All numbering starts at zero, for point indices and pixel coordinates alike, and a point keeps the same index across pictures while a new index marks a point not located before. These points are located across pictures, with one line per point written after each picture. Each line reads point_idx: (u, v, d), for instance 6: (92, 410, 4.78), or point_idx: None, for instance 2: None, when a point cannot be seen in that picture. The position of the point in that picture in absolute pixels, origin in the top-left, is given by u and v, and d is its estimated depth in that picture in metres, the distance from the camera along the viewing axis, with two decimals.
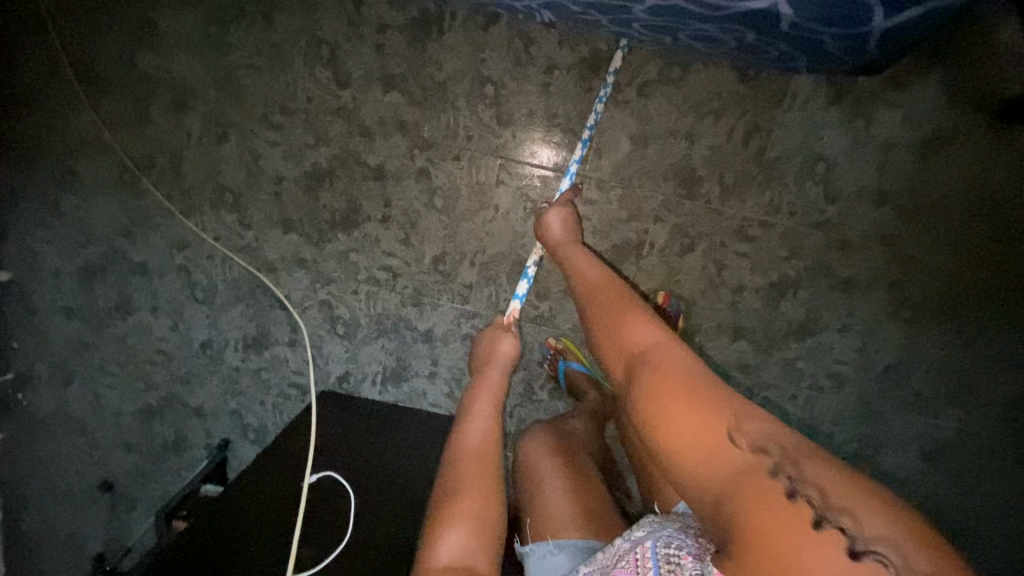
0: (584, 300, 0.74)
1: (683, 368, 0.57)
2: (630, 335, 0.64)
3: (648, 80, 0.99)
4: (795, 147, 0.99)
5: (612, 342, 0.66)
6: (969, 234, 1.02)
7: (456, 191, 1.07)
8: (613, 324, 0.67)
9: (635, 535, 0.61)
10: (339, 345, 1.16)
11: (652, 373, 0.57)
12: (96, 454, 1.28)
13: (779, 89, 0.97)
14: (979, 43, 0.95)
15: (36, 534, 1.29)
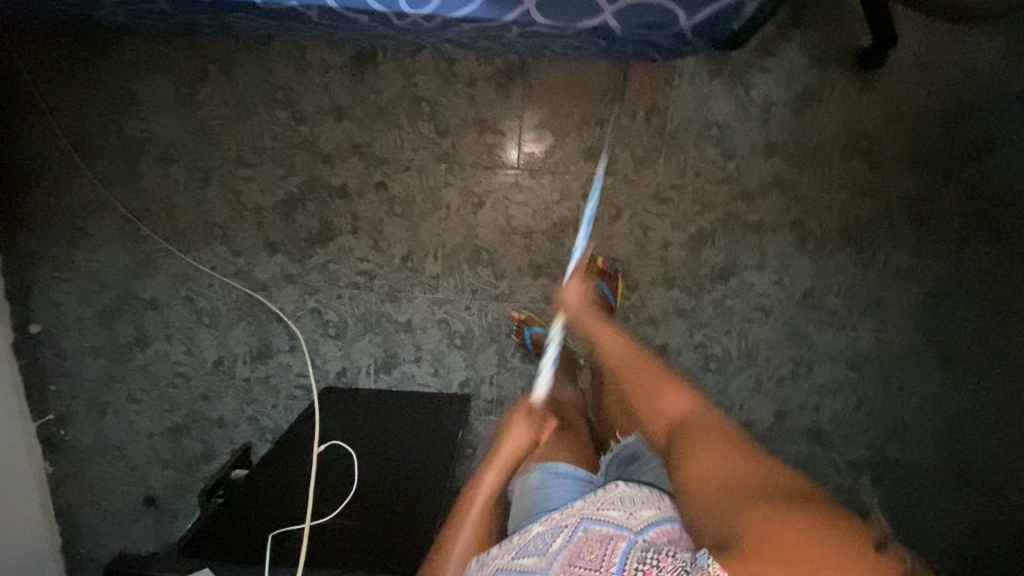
0: (628, 367, 0.88)
1: (712, 433, 0.70)
2: (666, 404, 0.79)
3: (557, 80, 1.17)
4: (690, 118, 1.17)
5: (650, 408, 0.80)
6: (851, 169, 1.18)
7: (412, 197, 1.24)
8: (648, 395, 0.81)
9: (620, 518, 0.67)
10: (333, 345, 1.33)
11: (688, 439, 0.71)
12: (133, 474, 1.44)
13: (667, 71, 1.15)
14: (829, 8, 1.12)
15: (94, 550, 1.46)
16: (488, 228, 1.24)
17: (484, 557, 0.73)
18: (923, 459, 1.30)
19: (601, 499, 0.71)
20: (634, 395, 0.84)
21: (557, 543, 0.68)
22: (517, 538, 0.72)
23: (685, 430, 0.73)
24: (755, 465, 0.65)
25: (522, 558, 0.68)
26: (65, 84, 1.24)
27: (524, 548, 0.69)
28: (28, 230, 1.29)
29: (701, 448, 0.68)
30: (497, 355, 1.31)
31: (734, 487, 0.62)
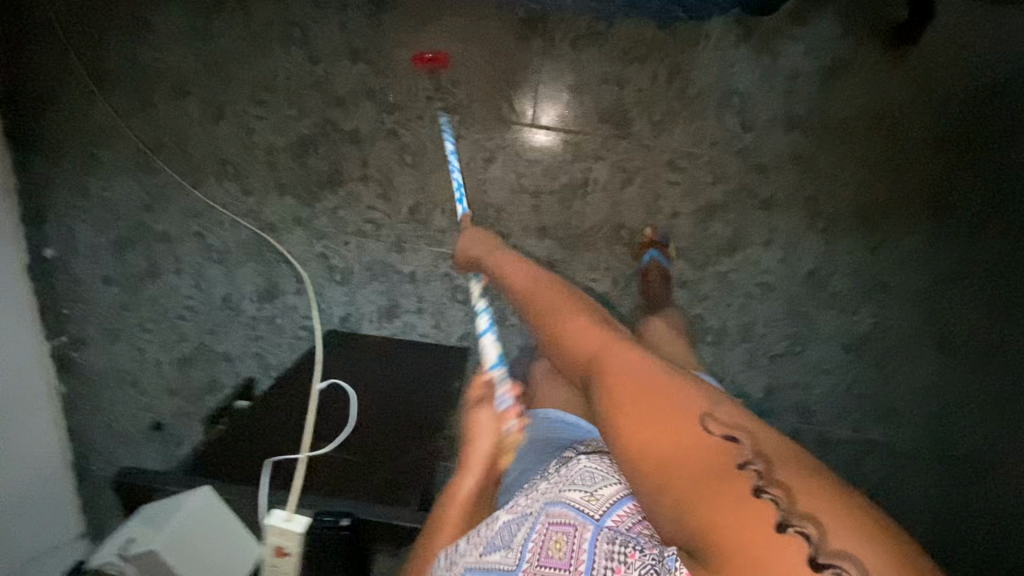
0: (539, 306, 0.87)
1: (654, 374, 0.66)
2: (591, 334, 0.77)
3: (579, 35, 1.14)
4: (712, 84, 1.14)
5: (579, 342, 0.77)
6: (871, 149, 1.16)
7: (424, 147, 1.24)
8: (577, 326, 0.80)
9: (584, 498, 0.61)
10: (338, 291, 1.35)
11: (624, 384, 0.66)
12: (140, 402, 1.49)
13: (694, 33, 1.12)
14: None
15: (99, 471, 1.51)
16: (498, 184, 1.24)
17: (453, 555, 0.68)
18: (911, 448, 1.30)
19: (564, 480, 0.65)
20: (570, 344, 0.78)
21: (521, 532, 0.62)
22: (484, 529, 0.67)
23: (616, 383, 0.67)
24: (704, 433, 0.57)
25: (489, 559, 0.62)
26: (79, 9, 1.23)
27: (491, 544, 0.63)
28: (42, 154, 1.30)
29: (642, 402, 0.63)
30: None
31: (684, 459, 0.56)
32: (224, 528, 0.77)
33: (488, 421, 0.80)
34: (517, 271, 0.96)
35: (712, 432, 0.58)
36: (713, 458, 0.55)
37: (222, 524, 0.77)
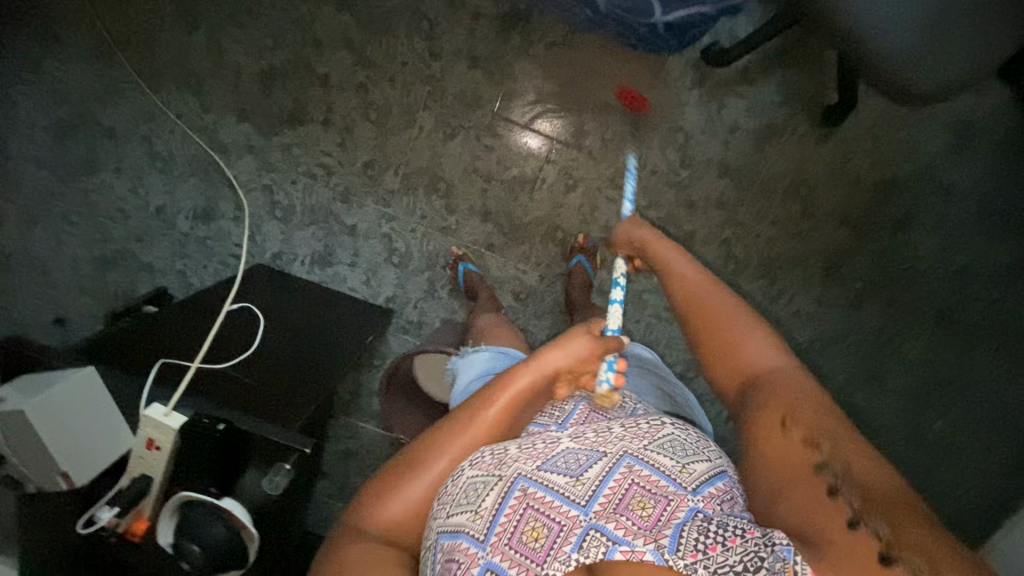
0: (696, 302, 0.79)
1: (814, 396, 0.65)
2: (753, 350, 0.72)
3: (554, 42, 1.24)
4: (662, 118, 1.25)
5: (722, 348, 0.74)
6: (784, 209, 1.28)
7: (389, 108, 1.28)
8: (718, 335, 0.75)
9: (672, 468, 0.62)
10: (276, 227, 1.37)
11: (776, 397, 0.65)
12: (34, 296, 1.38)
13: (655, 67, 1.23)
14: (807, 58, 1.23)
15: None
16: (452, 161, 1.30)
17: (502, 454, 0.67)
18: None
19: (649, 438, 0.65)
20: (706, 342, 0.76)
21: (595, 469, 0.63)
22: (542, 447, 0.67)
23: (786, 390, 0.66)
24: (868, 466, 0.57)
25: (546, 475, 0.63)
26: None
27: (552, 463, 0.64)
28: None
29: (795, 417, 0.62)
30: (428, 282, 1.37)
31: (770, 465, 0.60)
32: (88, 407, 0.75)
33: (577, 340, 0.76)
34: (673, 253, 0.85)
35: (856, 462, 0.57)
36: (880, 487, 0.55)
37: (88, 402, 0.75)
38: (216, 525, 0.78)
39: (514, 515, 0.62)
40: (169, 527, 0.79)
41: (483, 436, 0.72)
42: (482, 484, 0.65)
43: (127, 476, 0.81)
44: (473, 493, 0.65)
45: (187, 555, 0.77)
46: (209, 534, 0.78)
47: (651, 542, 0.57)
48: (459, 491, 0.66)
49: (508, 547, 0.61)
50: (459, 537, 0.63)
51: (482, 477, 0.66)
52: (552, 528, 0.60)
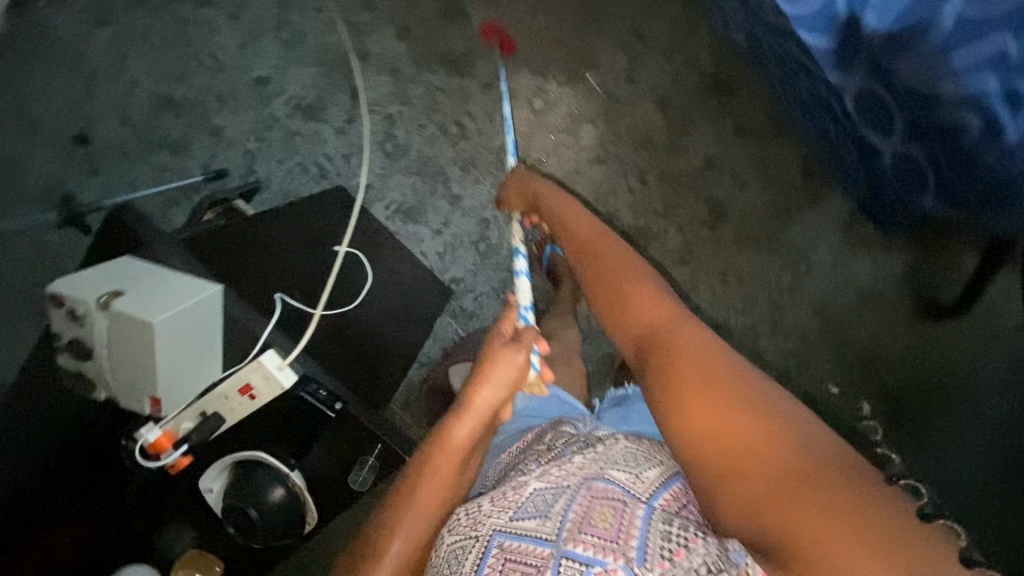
0: (603, 272, 0.72)
1: (699, 340, 0.57)
2: (639, 305, 0.65)
3: (746, 124, 1.18)
4: (800, 241, 1.21)
5: (618, 311, 0.67)
6: (841, 368, 1.21)
7: (557, 105, 1.19)
8: (618, 297, 0.68)
9: (637, 486, 0.54)
10: (379, 158, 1.25)
11: (672, 364, 0.56)
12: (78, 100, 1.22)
13: (820, 193, 1.19)
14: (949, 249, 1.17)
15: None
16: (586, 183, 1.21)
17: (475, 514, 0.58)
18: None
19: (606, 455, 0.58)
20: (600, 296, 0.70)
21: (559, 503, 0.55)
22: (507, 490, 0.58)
23: (665, 358, 0.57)
24: (764, 456, 0.47)
25: (521, 523, 0.54)
26: None
27: (524, 510, 0.55)
28: None
29: (683, 392, 0.53)
30: (501, 280, 1.29)
31: (765, 447, 0.48)
32: (195, 342, 0.67)
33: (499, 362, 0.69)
34: (563, 203, 0.86)
35: (795, 455, 0.47)
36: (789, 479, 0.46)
37: (197, 333, 0.67)
38: (278, 486, 0.72)
39: (495, 573, 0.53)
40: (221, 479, 0.74)
41: (433, 494, 0.65)
42: (462, 547, 0.57)
43: (193, 417, 0.70)
44: (456, 556, 0.57)
45: (245, 517, 0.71)
46: (272, 498, 0.72)
47: (622, 558, 0.49)
48: (444, 563, 0.58)
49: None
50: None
51: (461, 541, 0.57)
52: (528, 574, 0.51)
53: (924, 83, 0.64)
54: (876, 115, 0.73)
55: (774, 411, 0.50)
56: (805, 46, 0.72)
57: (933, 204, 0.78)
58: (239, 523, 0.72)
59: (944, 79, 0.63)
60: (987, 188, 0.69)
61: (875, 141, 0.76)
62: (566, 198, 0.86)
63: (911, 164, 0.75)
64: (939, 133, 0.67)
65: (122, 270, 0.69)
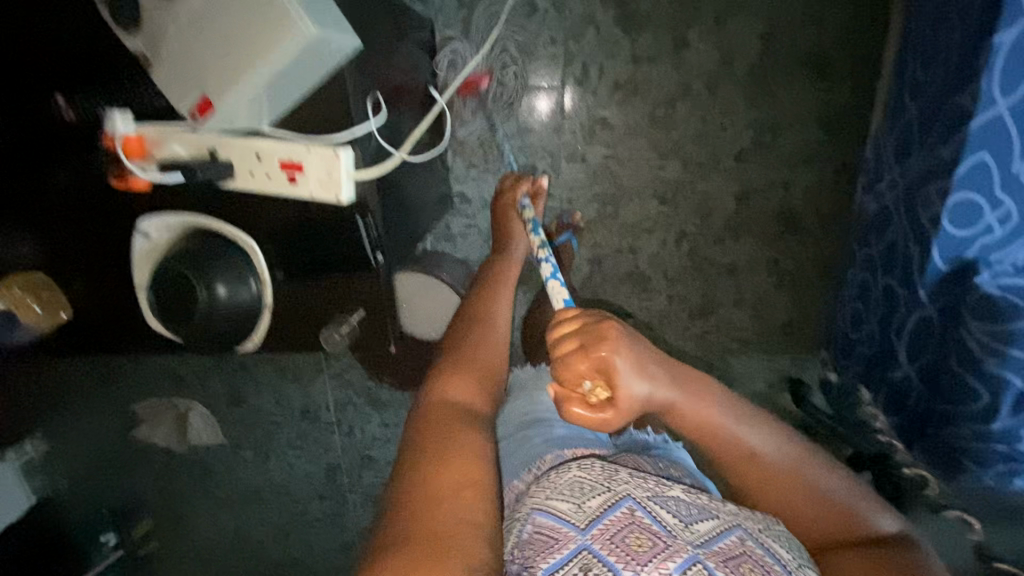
0: (583, 348, 0.59)
1: (756, 457, 0.64)
2: (702, 414, 0.64)
3: (781, 265, 1.24)
4: (737, 374, 1.33)
5: (717, 441, 0.64)
6: None
7: (672, 128, 1.15)
8: (701, 414, 0.64)
9: (789, 563, 0.58)
10: (489, 34, 1.11)
11: (741, 471, 0.65)
12: None
13: (779, 355, 1.31)
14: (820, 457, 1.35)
15: None
16: (634, 210, 1.22)
17: (611, 470, 0.64)
18: None
19: (765, 524, 0.62)
20: (574, 347, 0.60)
21: (703, 524, 0.59)
22: (654, 482, 0.63)
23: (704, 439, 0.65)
24: (819, 519, 0.62)
25: (658, 508, 0.59)
26: None
27: (664, 501, 0.60)
28: None
29: (753, 486, 0.64)
30: None
31: (807, 500, 0.63)
32: (286, 80, 0.67)
33: (517, 239, 1.02)
34: (622, 354, 0.59)
35: (824, 504, 0.63)
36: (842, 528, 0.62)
37: (298, 78, 0.67)
38: (252, 281, 0.75)
39: (616, 524, 0.57)
40: (182, 234, 0.75)
41: (496, 321, 0.86)
42: (589, 484, 0.61)
43: (194, 151, 0.71)
44: (578, 490, 0.61)
45: (205, 285, 0.70)
46: (220, 293, 0.71)
47: None
48: (562, 483, 0.63)
49: (610, 550, 0.56)
50: (555, 517, 0.59)
51: (591, 480, 0.62)
52: (655, 550, 0.56)
53: (978, 346, 0.75)
54: (920, 345, 0.82)
55: (793, 459, 0.65)
56: (925, 260, 0.79)
57: (891, 427, 0.90)
58: (171, 293, 0.69)
59: (993, 356, 0.74)
60: (940, 442, 0.82)
61: (900, 354, 0.86)
62: (591, 348, 0.59)
63: (904, 388, 0.86)
64: (949, 388, 0.79)
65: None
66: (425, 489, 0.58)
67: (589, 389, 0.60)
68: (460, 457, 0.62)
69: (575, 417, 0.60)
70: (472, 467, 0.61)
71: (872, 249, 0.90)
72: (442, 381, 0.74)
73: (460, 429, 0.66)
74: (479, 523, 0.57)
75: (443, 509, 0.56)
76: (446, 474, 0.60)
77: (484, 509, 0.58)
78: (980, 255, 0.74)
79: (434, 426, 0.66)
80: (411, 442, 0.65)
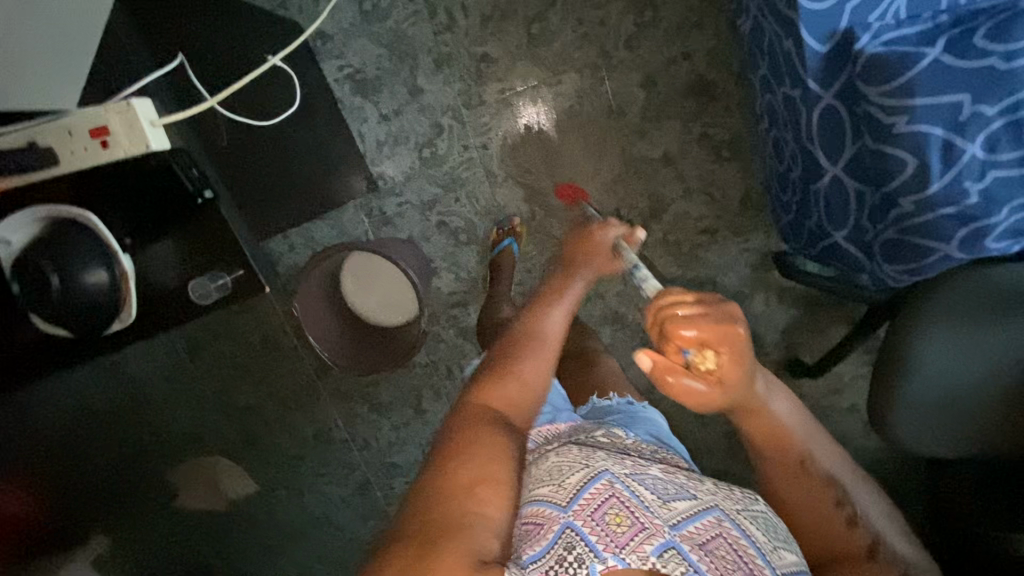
0: (714, 345, 0.56)
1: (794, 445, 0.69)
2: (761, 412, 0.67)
3: (713, 138, 1.20)
4: (712, 264, 1.27)
5: (759, 430, 0.68)
6: None
7: (551, 40, 1.17)
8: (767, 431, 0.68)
9: (762, 544, 0.60)
10: (352, 14, 1.15)
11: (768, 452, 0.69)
12: None
13: (746, 230, 1.26)
14: (823, 315, 1.29)
15: None
16: (550, 133, 1.21)
17: (590, 451, 0.64)
18: None
19: (741, 504, 0.63)
20: (672, 313, 0.57)
21: (680, 501, 0.60)
22: (633, 463, 0.64)
23: (768, 445, 0.69)
24: (834, 528, 0.67)
25: (638, 484, 0.59)
26: None
27: (642, 479, 0.61)
28: None
29: (777, 478, 0.69)
30: (433, 197, 1.23)
31: (821, 512, 0.68)
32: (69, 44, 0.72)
33: (595, 261, 0.85)
34: (739, 359, 0.57)
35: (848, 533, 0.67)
36: (844, 539, 0.67)
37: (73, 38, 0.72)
38: (100, 271, 0.65)
39: (596, 498, 0.57)
40: (27, 232, 0.65)
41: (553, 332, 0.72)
42: (570, 465, 0.61)
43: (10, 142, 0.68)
44: (559, 472, 0.61)
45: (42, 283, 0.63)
46: (85, 280, 0.65)
47: None
48: (545, 471, 0.62)
49: (592, 527, 0.55)
50: (543, 504, 0.58)
51: (570, 462, 0.62)
52: (635, 524, 0.55)
53: (883, 113, 0.69)
54: (834, 138, 0.76)
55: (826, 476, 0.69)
56: (801, 47, 0.72)
57: (843, 240, 0.82)
58: (26, 279, 0.63)
59: (903, 113, 0.68)
60: (894, 234, 0.74)
61: (823, 159, 0.78)
62: (728, 322, 0.56)
63: (840, 194, 0.79)
64: (878, 170, 0.72)
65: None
66: (449, 454, 0.56)
67: (692, 358, 0.58)
68: (489, 442, 0.57)
69: (676, 386, 0.57)
70: (503, 450, 0.57)
71: (761, 67, 0.85)
72: (483, 381, 0.65)
73: (489, 430, 0.59)
74: (488, 522, 0.52)
75: (462, 492, 0.53)
76: (468, 464, 0.55)
77: (496, 504, 0.54)
78: (853, 21, 0.69)
79: (461, 430, 0.59)
80: (451, 427, 0.60)
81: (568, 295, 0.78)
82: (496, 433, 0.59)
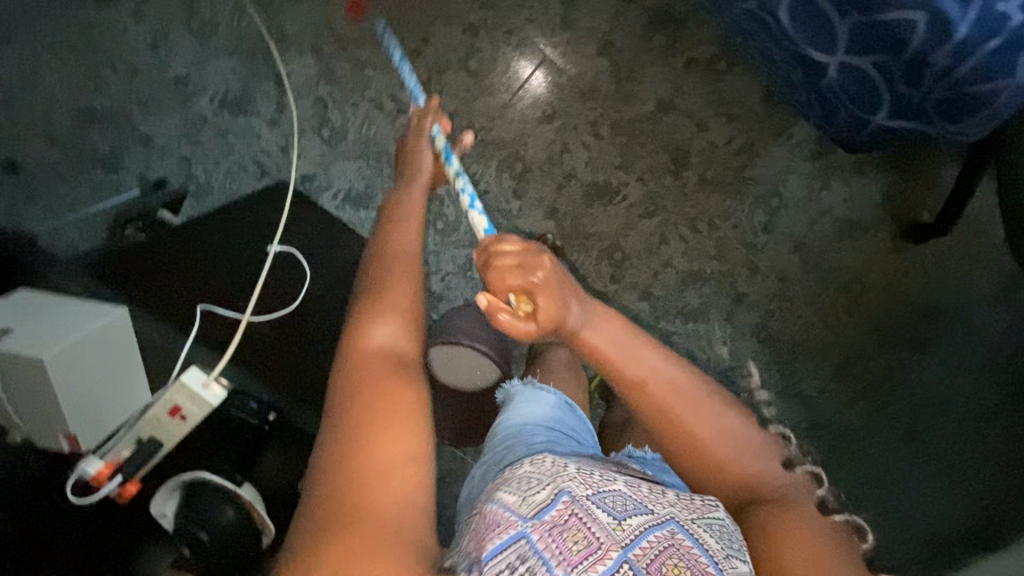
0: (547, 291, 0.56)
1: (670, 373, 0.57)
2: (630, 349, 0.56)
3: (697, 59, 1.12)
4: (767, 177, 1.14)
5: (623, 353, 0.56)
6: (822, 298, 1.16)
7: (493, 63, 1.15)
8: (642, 376, 0.56)
9: (716, 553, 0.48)
10: (318, 146, 1.20)
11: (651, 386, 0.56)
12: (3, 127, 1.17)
13: (783, 127, 1.13)
14: (914, 165, 1.12)
15: None
16: (539, 144, 1.16)
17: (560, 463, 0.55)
18: None
19: (700, 512, 0.52)
20: (512, 265, 0.56)
21: (636, 517, 0.49)
22: (597, 478, 0.54)
23: (655, 399, 0.56)
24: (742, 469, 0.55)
25: (597, 504, 0.50)
26: None
27: (603, 497, 0.50)
28: None
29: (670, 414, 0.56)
30: (468, 258, 1.22)
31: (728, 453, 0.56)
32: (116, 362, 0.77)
33: (414, 178, 0.80)
34: (548, 287, 0.56)
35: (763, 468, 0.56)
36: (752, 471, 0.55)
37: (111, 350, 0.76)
38: (229, 507, 0.75)
39: (564, 514, 0.48)
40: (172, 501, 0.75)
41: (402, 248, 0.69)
42: (536, 479, 0.52)
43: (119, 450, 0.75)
44: (528, 483, 0.51)
45: (193, 538, 0.72)
46: (223, 517, 0.75)
47: None
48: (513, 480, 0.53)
49: (548, 544, 0.46)
50: (501, 510, 0.48)
51: (539, 474, 0.53)
52: (592, 542, 0.46)
53: None
54: (813, 27, 0.65)
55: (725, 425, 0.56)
56: None
57: (888, 119, 0.69)
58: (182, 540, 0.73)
59: None
60: (944, 91, 0.61)
61: (814, 53, 0.67)
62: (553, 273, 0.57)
63: (858, 77, 0.66)
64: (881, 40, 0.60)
65: (27, 307, 0.76)
66: (348, 454, 0.51)
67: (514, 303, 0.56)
68: (394, 415, 0.53)
69: (501, 326, 0.56)
70: (404, 428, 0.53)
71: None
72: (364, 322, 0.61)
73: (400, 380, 0.56)
74: (405, 503, 0.49)
75: (373, 492, 0.49)
76: (384, 443, 0.51)
77: (414, 485, 0.50)
78: None
79: (368, 382, 0.55)
80: (359, 383, 0.56)
81: (411, 203, 0.76)
82: (409, 386, 0.56)
